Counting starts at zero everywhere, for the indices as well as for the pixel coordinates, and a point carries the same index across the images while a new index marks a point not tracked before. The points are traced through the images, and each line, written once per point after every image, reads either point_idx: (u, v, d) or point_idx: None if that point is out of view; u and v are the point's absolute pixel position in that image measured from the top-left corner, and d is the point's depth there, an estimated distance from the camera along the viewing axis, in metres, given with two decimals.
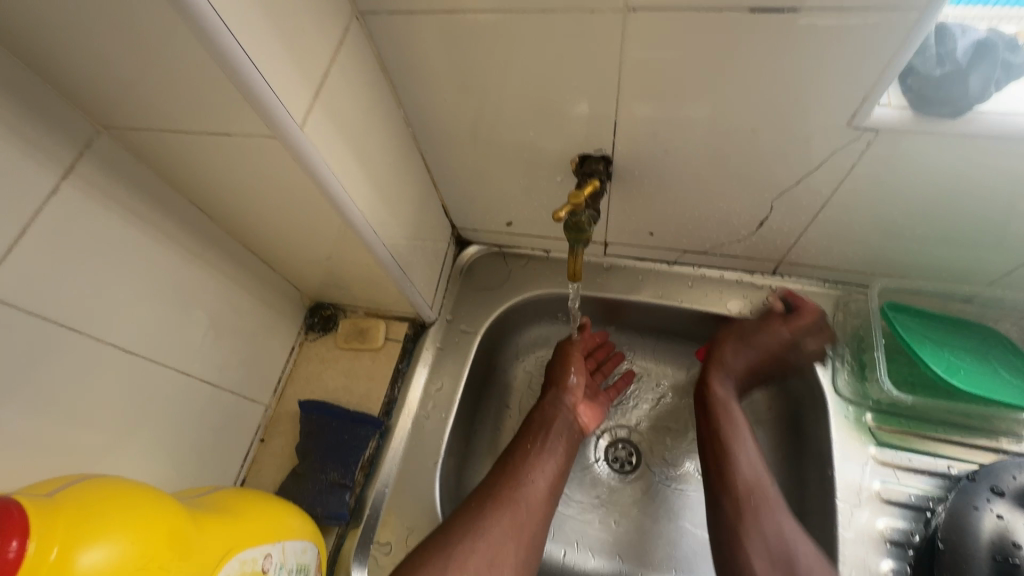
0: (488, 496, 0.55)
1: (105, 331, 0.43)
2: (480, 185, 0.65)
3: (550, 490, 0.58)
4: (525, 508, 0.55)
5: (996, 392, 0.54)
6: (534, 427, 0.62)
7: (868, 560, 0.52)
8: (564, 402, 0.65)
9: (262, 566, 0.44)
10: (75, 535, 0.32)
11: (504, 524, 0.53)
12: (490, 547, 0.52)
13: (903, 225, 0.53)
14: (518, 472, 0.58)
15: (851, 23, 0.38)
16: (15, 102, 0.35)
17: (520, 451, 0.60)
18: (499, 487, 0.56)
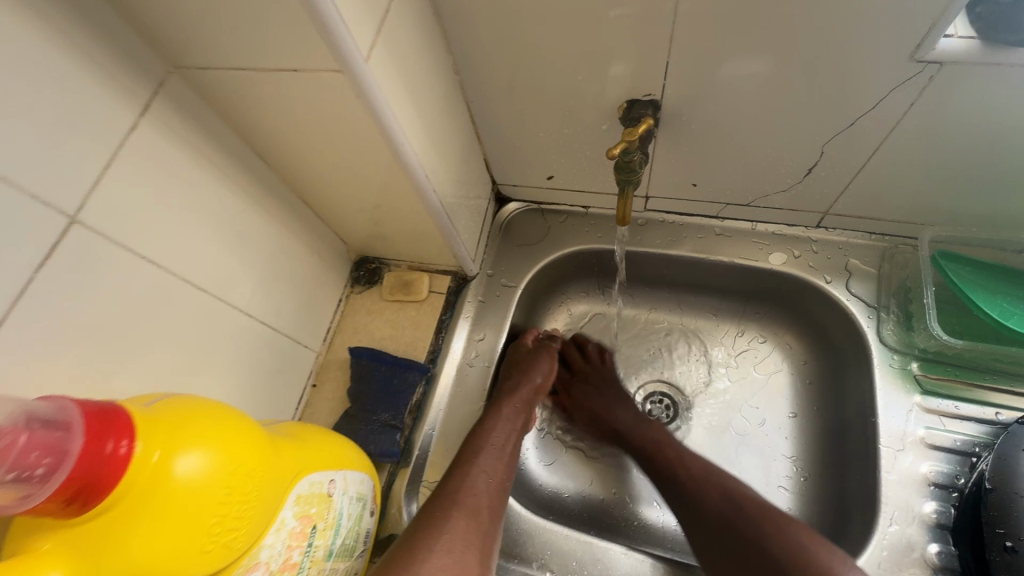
0: (440, 507, 0.51)
1: (180, 266, 0.45)
2: (522, 138, 0.65)
3: (503, 485, 0.56)
4: (479, 513, 0.52)
5: None
6: (479, 432, 0.59)
7: (911, 501, 0.53)
8: (510, 404, 0.63)
9: (326, 490, 0.47)
10: (173, 441, 0.34)
11: (462, 534, 0.49)
12: (450, 559, 0.47)
13: (960, 170, 0.52)
14: (470, 479, 0.54)
15: None
16: (97, 37, 0.37)
17: (465, 460, 0.56)
18: (452, 497, 0.52)
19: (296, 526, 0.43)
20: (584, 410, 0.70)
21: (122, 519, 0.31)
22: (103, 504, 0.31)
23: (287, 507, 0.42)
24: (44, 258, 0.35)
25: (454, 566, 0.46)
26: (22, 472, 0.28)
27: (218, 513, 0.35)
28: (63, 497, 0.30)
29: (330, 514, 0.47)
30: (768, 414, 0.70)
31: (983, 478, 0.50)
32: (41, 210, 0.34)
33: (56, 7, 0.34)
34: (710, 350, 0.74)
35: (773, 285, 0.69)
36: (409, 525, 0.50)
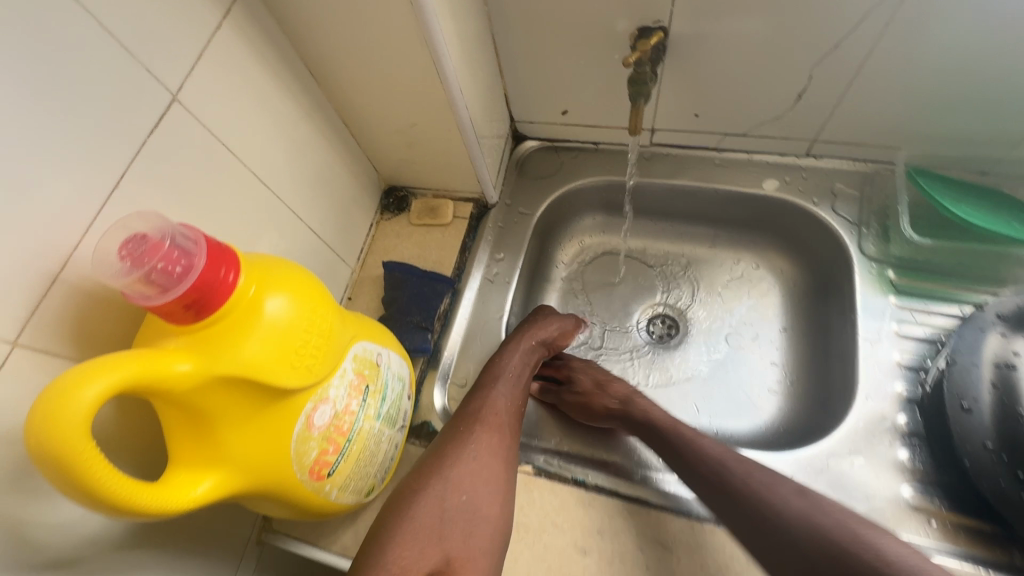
0: (465, 422, 0.58)
1: (248, 159, 0.52)
2: (540, 71, 0.72)
3: (517, 408, 0.62)
4: (500, 427, 0.58)
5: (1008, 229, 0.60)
6: (495, 365, 0.65)
7: (885, 381, 0.60)
8: (523, 342, 0.68)
9: (376, 359, 0.54)
10: (265, 282, 0.40)
11: (484, 447, 0.56)
12: (477, 465, 0.54)
13: (932, 90, 0.59)
14: (492, 402, 0.60)
15: None
16: None
17: (484, 385, 0.62)
18: (474, 413, 0.59)
19: (354, 379, 0.49)
20: (576, 397, 0.66)
21: (228, 331, 0.38)
22: (214, 316, 0.37)
23: (348, 360, 0.48)
24: (152, 128, 0.41)
25: (480, 470, 0.54)
26: (166, 267, 0.35)
27: (301, 344, 0.41)
28: (185, 302, 0.36)
29: (378, 380, 0.54)
30: (760, 328, 0.77)
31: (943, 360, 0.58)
32: (151, 85, 0.41)
33: None
34: (710, 275, 0.82)
35: (766, 211, 0.76)
36: (438, 435, 0.58)
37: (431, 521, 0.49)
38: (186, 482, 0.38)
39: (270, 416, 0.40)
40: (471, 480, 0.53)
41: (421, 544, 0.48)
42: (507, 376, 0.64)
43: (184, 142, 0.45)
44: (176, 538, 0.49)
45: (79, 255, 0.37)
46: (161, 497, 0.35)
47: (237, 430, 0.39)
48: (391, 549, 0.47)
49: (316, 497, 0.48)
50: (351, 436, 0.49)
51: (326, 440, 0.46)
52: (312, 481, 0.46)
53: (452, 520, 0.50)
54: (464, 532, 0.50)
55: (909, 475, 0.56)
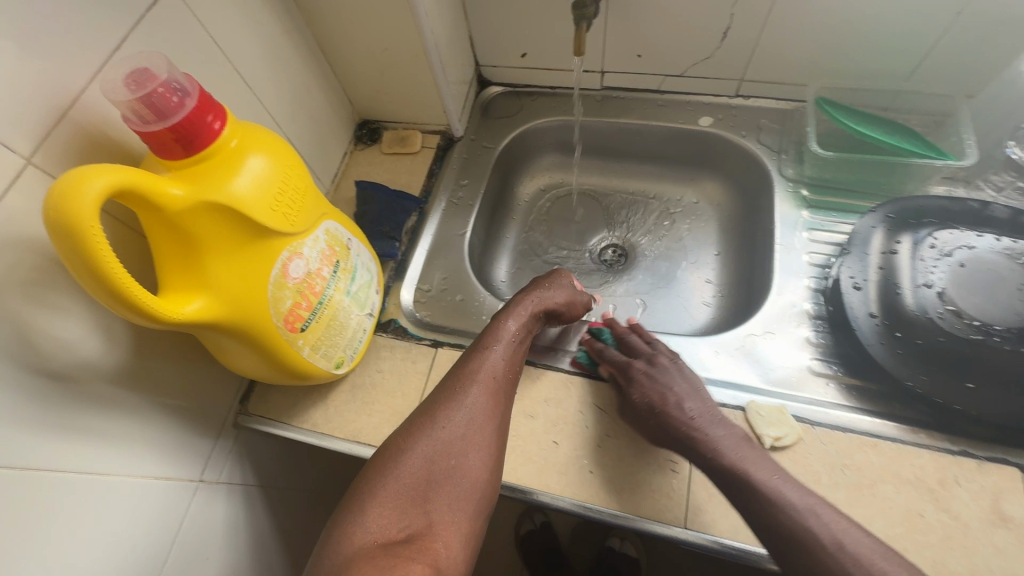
0: (459, 384, 0.55)
1: (233, 58, 0.58)
2: (502, 13, 0.79)
3: (514, 369, 0.59)
4: (495, 392, 0.56)
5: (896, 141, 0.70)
6: (494, 327, 0.61)
7: (795, 277, 0.69)
8: (527, 306, 0.63)
9: (346, 243, 0.60)
10: (246, 139, 0.47)
11: (474, 413, 0.53)
12: (468, 430, 0.52)
13: (832, 26, 0.69)
14: (489, 366, 0.57)
15: None
16: None
17: (481, 345, 0.59)
18: (467, 375, 0.56)
19: (325, 249, 0.55)
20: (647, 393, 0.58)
21: (211, 169, 0.44)
22: (200, 152, 0.43)
23: (320, 230, 0.55)
24: (149, 6, 0.48)
25: (470, 435, 0.52)
26: (163, 94, 0.41)
27: (277, 196, 0.47)
28: (176, 132, 0.42)
29: (348, 262, 0.60)
30: (698, 252, 0.86)
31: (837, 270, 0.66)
32: None
33: None
34: (655, 207, 0.90)
35: (703, 146, 0.85)
36: (431, 392, 0.56)
37: (413, 482, 0.49)
38: (178, 300, 0.43)
39: (250, 253, 0.46)
40: (459, 446, 0.51)
41: (399, 506, 0.47)
42: (508, 341, 0.60)
43: (176, 25, 0.51)
44: (159, 393, 0.54)
45: (85, 101, 0.43)
46: (158, 303, 0.41)
47: (222, 261, 0.45)
48: (369, 510, 0.46)
49: (291, 351, 0.54)
50: (323, 299, 0.55)
51: (300, 294, 0.52)
52: (287, 331, 0.52)
53: (436, 483, 0.49)
54: (449, 497, 0.49)
55: (813, 348, 0.64)
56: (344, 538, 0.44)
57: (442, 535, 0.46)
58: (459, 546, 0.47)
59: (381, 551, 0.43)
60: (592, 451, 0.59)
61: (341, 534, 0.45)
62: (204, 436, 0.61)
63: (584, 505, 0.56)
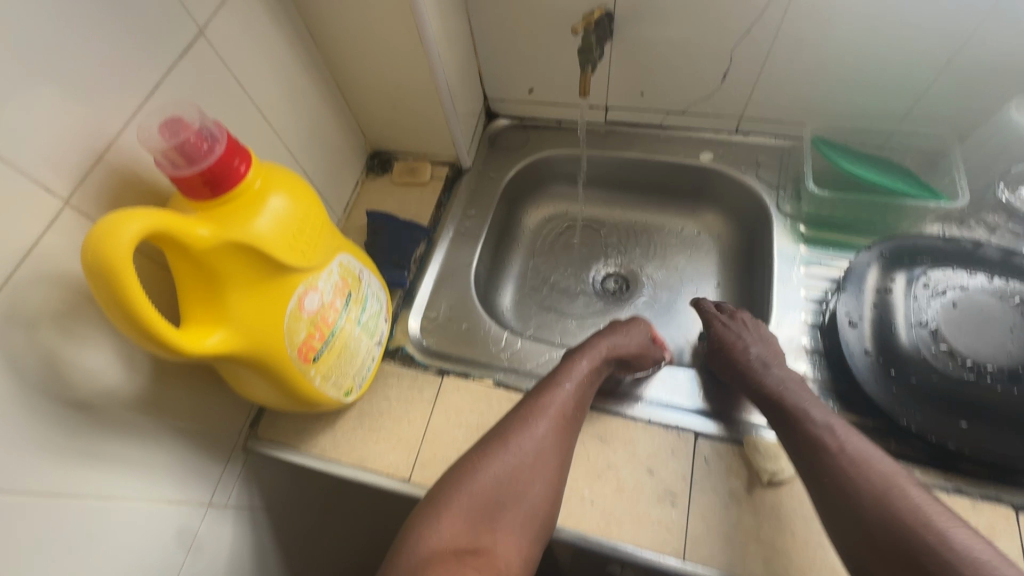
0: (532, 415, 0.58)
1: (255, 99, 0.61)
2: (510, 52, 0.83)
3: (580, 408, 0.61)
4: (563, 429, 0.58)
5: (890, 184, 0.71)
6: (566, 365, 0.63)
7: (792, 312, 0.71)
8: (603, 347, 0.65)
9: (358, 274, 0.62)
10: (268, 180, 0.49)
11: (542, 448, 0.56)
12: (535, 461, 0.56)
13: (827, 71, 0.72)
14: (561, 403, 0.60)
15: None
16: None
17: (554, 380, 0.61)
18: (538, 408, 0.59)
19: (339, 282, 0.58)
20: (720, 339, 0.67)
21: (238, 210, 0.46)
22: (227, 193, 0.46)
23: (334, 263, 0.57)
24: (180, 54, 0.51)
25: (537, 467, 0.55)
26: (194, 143, 0.43)
27: (297, 231, 0.50)
28: (205, 176, 0.44)
29: (360, 293, 0.62)
30: (700, 284, 0.88)
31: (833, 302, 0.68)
32: (182, 17, 0.50)
33: None
34: (659, 239, 0.92)
35: (705, 180, 0.87)
36: (504, 417, 0.59)
37: (483, 501, 0.53)
38: (200, 333, 0.45)
39: (270, 289, 0.48)
40: (527, 475, 0.55)
41: (468, 522, 0.52)
42: (579, 380, 0.62)
43: (204, 70, 0.53)
44: (176, 419, 0.56)
45: (119, 145, 0.46)
46: (182, 337, 0.43)
47: (244, 296, 0.47)
48: (442, 519, 0.51)
49: (303, 380, 0.56)
50: (334, 329, 0.57)
51: (313, 326, 0.54)
52: (301, 361, 0.54)
53: (502, 505, 0.53)
54: (512, 519, 0.53)
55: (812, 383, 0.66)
56: (418, 541, 0.50)
57: (503, 552, 0.51)
58: (514, 563, 0.52)
59: (452, 559, 0.49)
60: (594, 482, 0.60)
61: (416, 537, 0.51)
62: (215, 461, 0.62)
63: (586, 537, 0.57)
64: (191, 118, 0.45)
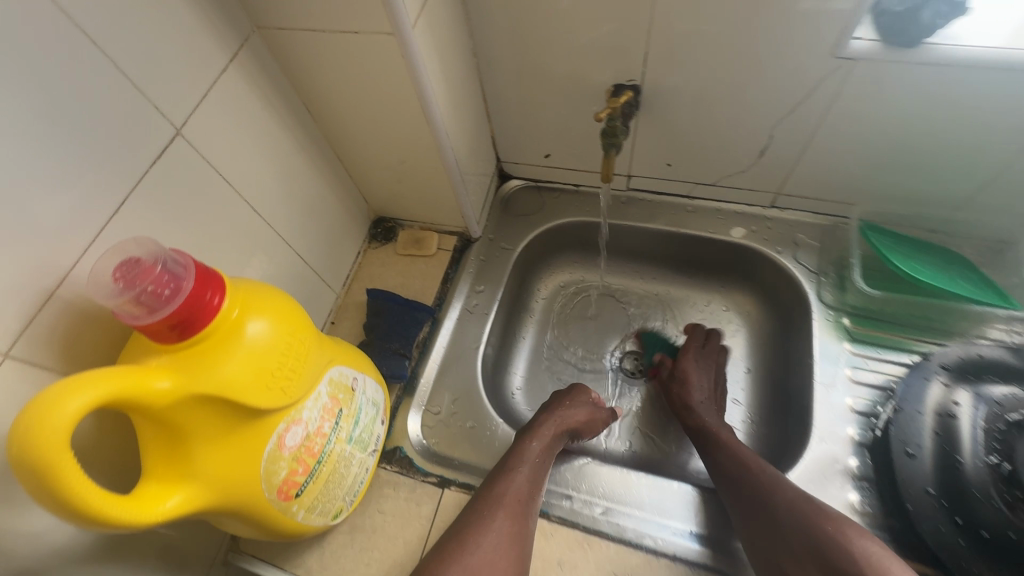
0: (486, 505, 0.55)
1: (242, 191, 0.55)
2: (526, 118, 0.76)
3: (536, 495, 0.58)
4: (522, 517, 0.55)
5: (951, 288, 0.65)
6: (518, 449, 0.61)
7: (836, 426, 0.63)
8: (550, 426, 0.64)
9: (351, 384, 0.56)
10: (246, 306, 0.43)
11: (502, 539, 0.52)
12: (496, 557, 0.51)
13: (881, 156, 0.64)
14: (515, 488, 0.56)
15: None
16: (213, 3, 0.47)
17: (508, 466, 0.59)
18: (493, 499, 0.55)
19: (328, 402, 0.51)
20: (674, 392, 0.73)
21: (208, 352, 0.40)
22: (197, 336, 0.40)
23: (323, 384, 0.51)
24: (153, 160, 0.45)
25: (498, 563, 0.50)
26: (156, 289, 0.38)
27: (276, 362, 0.44)
28: (171, 322, 0.38)
29: (352, 405, 0.56)
30: (727, 368, 0.80)
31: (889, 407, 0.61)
32: (154, 120, 0.44)
33: None
34: (682, 313, 0.85)
35: (736, 257, 0.80)
36: (459, 514, 0.55)
37: None
38: (155, 496, 0.39)
39: (242, 434, 0.42)
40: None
41: None
42: (532, 463, 0.60)
43: (182, 172, 0.48)
44: (143, 553, 0.50)
45: (76, 274, 0.40)
46: (132, 508, 0.37)
47: (209, 446, 0.41)
48: None
49: (283, 516, 0.49)
50: (321, 457, 0.51)
51: (296, 461, 0.47)
52: (280, 501, 0.47)
53: None
54: None
55: (860, 518, 0.57)
56: None
57: None
58: None
59: None
60: None
61: None
62: None
63: None
64: (156, 257, 0.39)
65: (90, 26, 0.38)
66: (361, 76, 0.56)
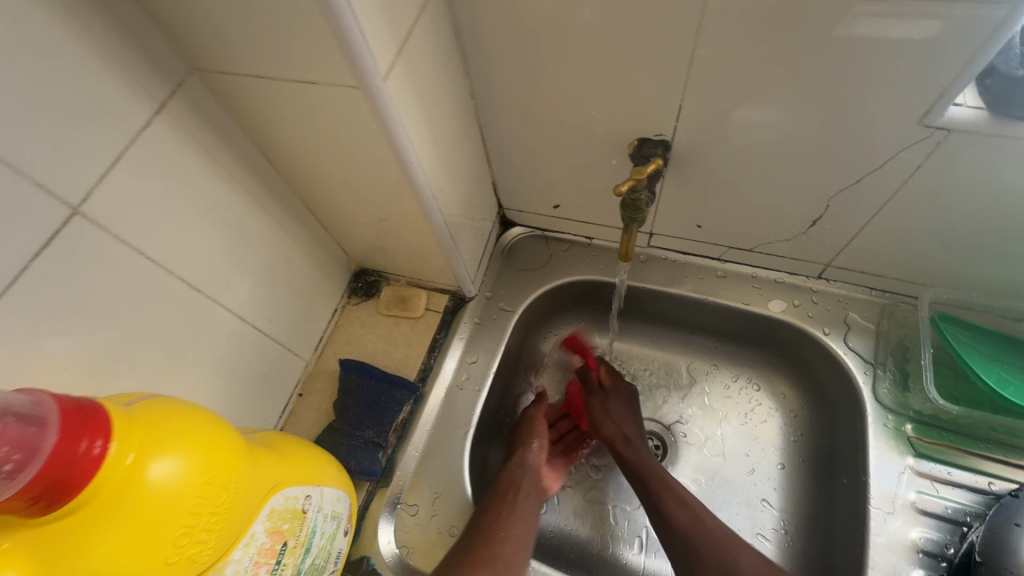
0: (468, 561, 0.51)
1: (176, 266, 0.46)
2: (532, 166, 0.65)
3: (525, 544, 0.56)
4: (505, 567, 0.52)
5: None
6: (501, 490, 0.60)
7: (897, 567, 0.52)
8: (528, 460, 0.64)
9: (301, 506, 0.45)
10: (150, 446, 0.32)
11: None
12: None
13: (961, 237, 0.52)
14: (497, 537, 0.54)
15: (925, 27, 0.38)
16: (131, 47, 0.38)
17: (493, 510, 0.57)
18: (479, 547, 0.53)
19: (266, 541, 0.41)
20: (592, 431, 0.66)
21: (86, 526, 0.30)
22: (71, 504, 0.30)
23: (259, 521, 0.40)
24: (42, 246, 0.35)
25: None
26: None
27: (188, 521, 0.33)
28: (31, 495, 0.28)
29: (302, 532, 0.46)
30: (758, 461, 0.67)
31: (974, 549, 0.50)
32: (42, 197, 0.35)
33: (90, 16, 0.35)
34: (706, 389, 0.73)
35: (774, 333, 0.68)
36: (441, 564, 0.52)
37: None
38: None
39: None
40: None
41: None
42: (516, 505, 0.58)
43: (88, 256, 0.38)
44: None
45: None
46: None
47: None
48: None
49: None
50: None
51: None
52: None
53: None
54: None
55: None
56: None
57: None
58: None
59: None
60: None
61: None
62: None
63: None
64: (7, 411, 0.29)
65: None
66: (327, 130, 0.46)
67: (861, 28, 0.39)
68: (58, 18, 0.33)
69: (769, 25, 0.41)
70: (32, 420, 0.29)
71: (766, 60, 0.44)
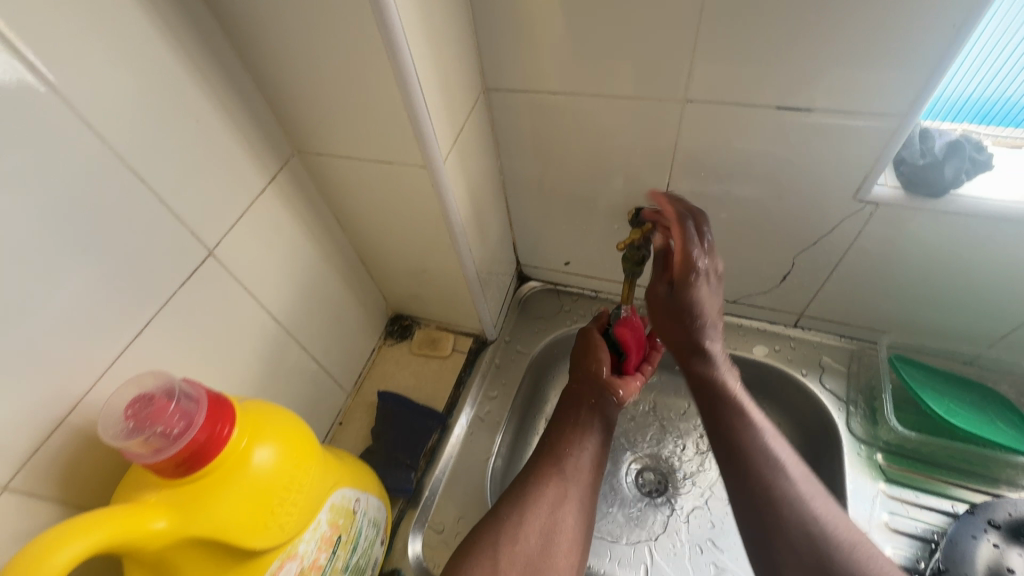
0: (531, 481, 0.62)
1: (264, 300, 0.57)
2: (547, 230, 0.78)
3: (597, 459, 0.65)
4: (567, 482, 0.62)
5: (987, 433, 0.61)
6: (571, 419, 0.67)
7: None
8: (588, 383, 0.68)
9: (353, 506, 0.53)
10: (256, 434, 0.42)
11: (556, 503, 0.60)
12: (540, 513, 0.59)
13: (905, 288, 0.63)
14: (560, 457, 0.64)
15: (844, 132, 0.52)
16: (260, 138, 0.52)
17: (562, 434, 0.66)
18: (541, 472, 0.63)
19: (327, 531, 0.48)
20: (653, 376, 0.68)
21: (209, 492, 0.39)
22: (199, 474, 0.39)
23: (323, 512, 0.48)
24: (184, 278, 0.47)
25: (550, 520, 0.59)
26: (165, 429, 0.38)
27: (280, 496, 0.42)
28: (179, 459, 0.38)
29: (352, 529, 0.53)
30: None
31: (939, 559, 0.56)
32: (190, 241, 0.47)
33: (240, 117, 0.49)
34: None
35: (761, 376, 0.77)
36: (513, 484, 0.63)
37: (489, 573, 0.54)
38: None
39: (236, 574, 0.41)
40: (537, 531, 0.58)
41: None
42: (589, 428, 0.66)
43: (211, 289, 0.50)
44: None
45: (89, 400, 0.42)
46: None
47: None
48: None
49: None
50: None
51: None
52: None
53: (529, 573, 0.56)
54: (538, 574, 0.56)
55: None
56: None
57: None
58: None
59: None
60: None
61: None
62: None
63: None
64: (176, 393, 0.39)
65: (144, 167, 0.42)
66: (392, 198, 0.59)
67: (798, 131, 0.53)
68: (221, 119, 0.47)
69: (729, 128, 0.55)
70: (189, 400, 0.40)
71: (730, 149, 0.57)
